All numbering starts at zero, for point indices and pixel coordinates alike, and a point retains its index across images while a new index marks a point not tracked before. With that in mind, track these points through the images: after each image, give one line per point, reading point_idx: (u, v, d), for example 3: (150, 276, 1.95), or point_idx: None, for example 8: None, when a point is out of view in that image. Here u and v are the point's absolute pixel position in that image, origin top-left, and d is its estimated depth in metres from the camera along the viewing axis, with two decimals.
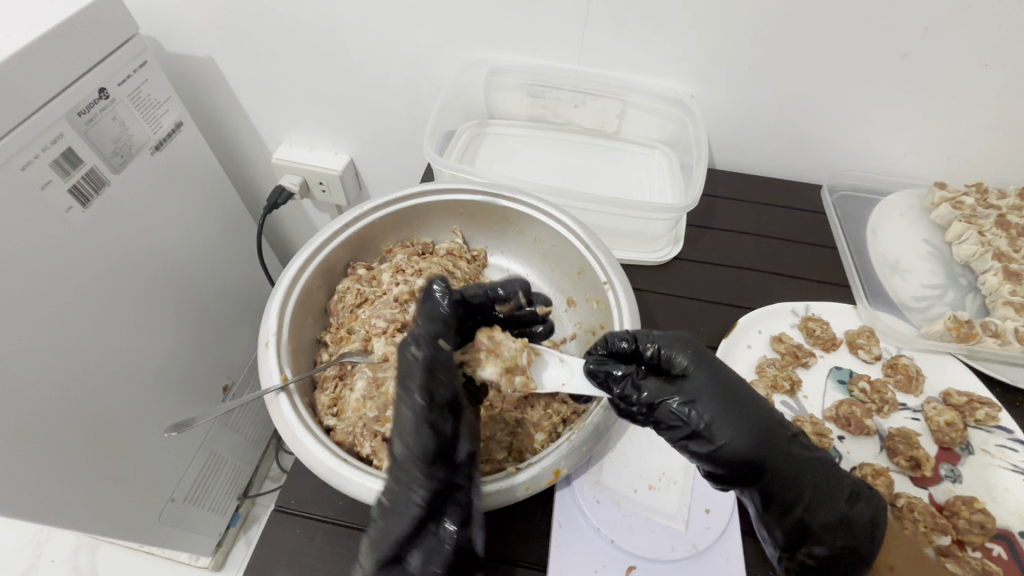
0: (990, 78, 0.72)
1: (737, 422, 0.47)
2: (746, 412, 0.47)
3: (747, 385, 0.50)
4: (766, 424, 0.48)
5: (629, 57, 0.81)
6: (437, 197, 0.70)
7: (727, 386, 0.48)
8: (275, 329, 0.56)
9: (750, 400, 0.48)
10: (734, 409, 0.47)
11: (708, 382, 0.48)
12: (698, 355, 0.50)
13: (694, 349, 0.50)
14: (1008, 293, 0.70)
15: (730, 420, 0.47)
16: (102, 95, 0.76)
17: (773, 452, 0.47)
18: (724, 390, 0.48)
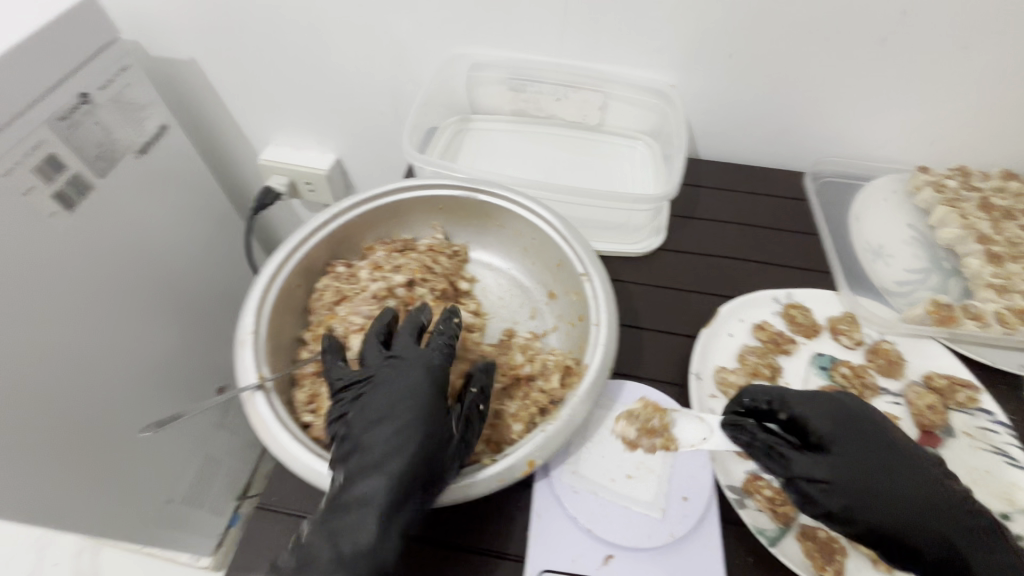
0: (970, 60, 0.71)
1: (871, 470, 0.49)
2: (880, 462, 0.50)
3: (894, 456, 0.51)
4: (907, 489, 0.49)
5: (610, 46, 0.80)
6: (416, 193, 0.71)
7: (862, 459, 0.50)
8: (252, 327, 0.56)
9: (888, 470, 0.50)
10: (869, 474, 0.49)
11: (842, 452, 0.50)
12: (836, 428, 0.52)
13: (833, 420, 0.52)
14: (989, 275, 0.70)
15: (864, 469, 0.49)
16: (84, 100, 0.76)
17: (908, 505, 0.48)
18: (860, 437, 0.51)
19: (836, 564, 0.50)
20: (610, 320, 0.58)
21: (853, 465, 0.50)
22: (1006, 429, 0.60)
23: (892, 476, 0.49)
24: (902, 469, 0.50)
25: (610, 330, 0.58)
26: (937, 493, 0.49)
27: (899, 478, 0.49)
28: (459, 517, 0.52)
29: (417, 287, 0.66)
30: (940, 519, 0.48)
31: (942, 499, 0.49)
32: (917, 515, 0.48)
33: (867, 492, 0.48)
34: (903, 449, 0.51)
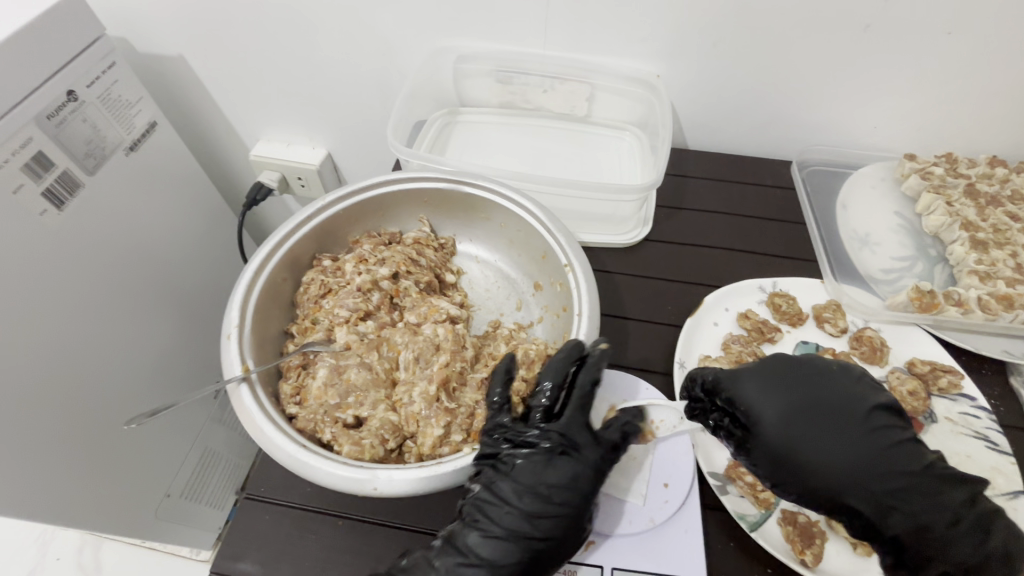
0: (955, 46, 0.71)
1: (806, 438, 0.49)
2: (818, 427, 0.50)
3: (838, 429, 0.50)
4: (856, 463, 0.48)
5: (595, 35, 0.80)
6: (402, 185, 0.71)
7: (801, 436, 0.50)
8: (237, 321, 0.57)
9: (830, 445, 0.49)
10: (807, 451, 0.49)
11: (778, 432, 0.50)
12: (772, 407, 0.51)
13: (770, 400, 0.51)
14: (973, 262, 0.70)
15: (799, 438, 0.49)
16: (71, 97, 0.76)
17: (846, 464, 0.48)
18: (795, 405, 0.51)
19: (816, 548, 0.50)
20: (592, 310, 0.59)
21: (786, 434, 0.50)
22: (987, 413, 0.60)
23: (836, 452, 0.49)
24: (842, 429, 0.50)
25: (591, 320, 0.58)
26: (874, 452, 0.49)
27: (836, 439, 0.49)
28: (439, 509, 0.54)
29: (402, 280, 0.67)
30: (880, 474, 0.48)
31: (884, 455, 0.49)
32: (855, 474, 0.48)
33: (800, 460, 0.49)
34: (855, 420, 0.50)
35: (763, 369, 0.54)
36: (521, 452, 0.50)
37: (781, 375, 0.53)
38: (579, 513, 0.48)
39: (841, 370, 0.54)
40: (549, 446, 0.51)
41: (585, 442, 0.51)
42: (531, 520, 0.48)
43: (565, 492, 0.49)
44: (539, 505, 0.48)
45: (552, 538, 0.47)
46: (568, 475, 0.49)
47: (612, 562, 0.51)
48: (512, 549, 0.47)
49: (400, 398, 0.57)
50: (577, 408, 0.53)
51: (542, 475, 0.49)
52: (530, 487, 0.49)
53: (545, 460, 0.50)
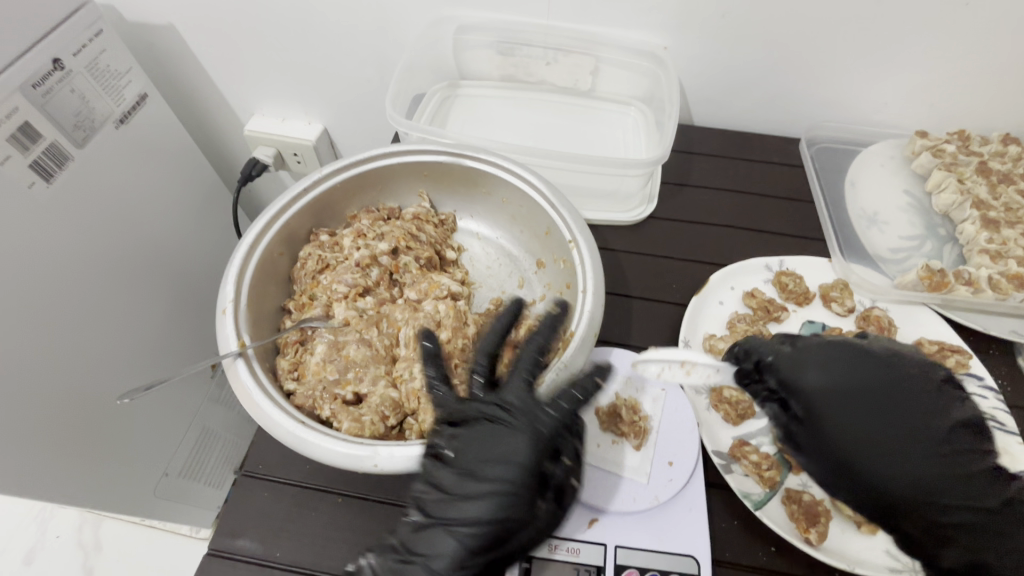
0: (973, 17, 0.69)
1: (871, 440, 0.48)
2: (880, 427, 0.48)
3: (903, 433, 0.48)
4: (917, 475, 0.47)
5: (600, 7, 0.77)
6: (401, 158, 0.69)
7: (856, 433, 0.48)
8: (232, 296, 0.55)
9: (887, 447, 0.47)
10: (861, 451, 0.47)
11: (833, 426, 0.48)
12: (830, 401, 0.49)
13: (830, 391, 0.49)
14: (984, 241, 0.69)
15: (864, 440, 0.48)
16: (57, 66, 0.73)
17: (891, 461, 0.47)
18: (857, 394, 0.49)
19: (820, 526, 0.50)
20: (597, 287, 0.57)
21: (850, 435, 0.48)
22: (993, 392, 0.59)
23: (898, 456, 0.47)
24: (908, 434, 0.48)
25: (596, 297, 0.57)
26: (941, 467, 0.47)
27: (892, 435, 0.48)
28: None
29: (402, 255, 0.65)
30: (929, 477, 0.47)
31: (949, 471, 0.47)
32: (914, 482, 0.46)
33: (857, 459, 0.47)
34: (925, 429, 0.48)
35: (832, 354, 0.51)
36: (458, 433, 0.49)
37: (850, 367, 0.50)
38: (520, 486, 0.46)
39: (919, 375, 0.50)
40: (486, 419, 0.50)
41: (521, 412, 0.49)
42: (467, 502, 0.46)
43: (499, 467, 0.47)
44: (472, 486, 0.47)
45: (488, 522, 0.45)
46: (502, 451, 0.48)
47: (615, 540, 0.50)
48: (448, 544, 0.45)
49: (400, 374, 0.56)
50: (517, 384, 0.51)
51: (478, 454, 0.48)
52: (465, 468, 0.48)
53: (483, 433, 0.49)
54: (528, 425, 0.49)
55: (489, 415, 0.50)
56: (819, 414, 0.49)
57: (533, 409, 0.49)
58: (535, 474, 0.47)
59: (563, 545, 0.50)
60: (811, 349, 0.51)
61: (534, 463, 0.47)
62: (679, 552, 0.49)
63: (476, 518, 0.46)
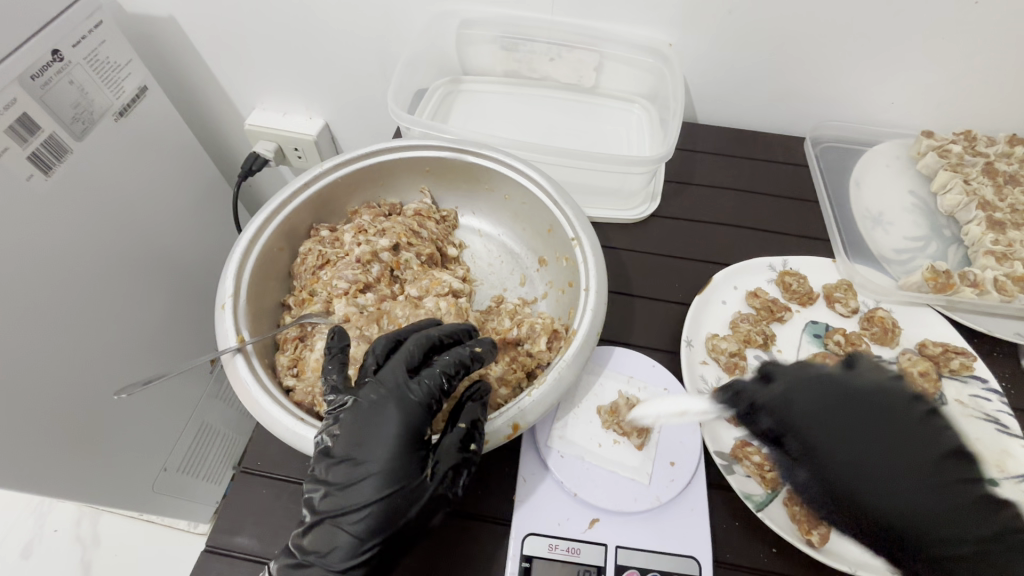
0: (982, 17, 0.68)
1: (856, 479, 0.44)
2: (861, 466, 0.44)
3: (882, 471, 0.43)
4: (910, 511, 0.42)
5: (604, 3, 0.77)
6: (403, 154, 0.68)
7: (840, 474, 0.45)
8: (232, 291, 0.55)
9: (869, 487, 0.43)
10: (849, 493, 0.44)
11: (820, 467, 0.46)
12: (811, 442, 0.46)
13: (808, 431, 0.46)
14: (990, 243, 0.68)
15: (850, 480, 0.44)
16: (56, 57, 0.73)
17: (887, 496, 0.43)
18: (834, 430, 0.46)
19: (823, 528, 0.49)
20: (600, 285, 0.57)
21: (837, 475, 0.45)
22: (998, 396, 0.59)
23: (885, 496, 0.43)
24: (892, 468, 0.43)
25: (599, 295, 0.56)
26: (932, 503, 0.42)
27: (878, 471, 0.44)
28: None
29: (403, 252, 0.65)
30: (929, 513, 0.42)
31: (942, 508, 0.41)
32: (908, 522, 0.42)
33: (850, 500, 0.44)
34: (905, 464, 0.43)
35: (814, 388, 0.48)
36: (337, 419, 0.47)
37: (823, 402, 0.47)
38: (401, 460, 0.45)
39: (895, 405, 0.46)
40: (356, 399, 0.48)
41: (390, 385, 0.48)
42: (347, 491, 0.45)
43: (374, 448, 0.46)
44: (349, 472, 0.45)
45: (375, 503, 0.44)
46: (377, 435, 0.46)
47: (616, 540, 0.50)
48: (342, 540, 0.44)
49: None
50: (396, 367, 0.49)
51: (350, 441, 0.46)
52: (339, 458, 0.46)
53: (357, 412, 0.47)
54: (398, 396, 0.47)
55: (363, 399, 0.47)
56: (807, 454, 0.46)
57: (404, 382, 0.48)
58: (417, 443, 0.46)
59: (563, 545, 0.49)
60: (789, 386, 0.48)
61: (412, 433, 0.46)
62: (680, 553, 0.49)
63: (357, 507, 0.44)
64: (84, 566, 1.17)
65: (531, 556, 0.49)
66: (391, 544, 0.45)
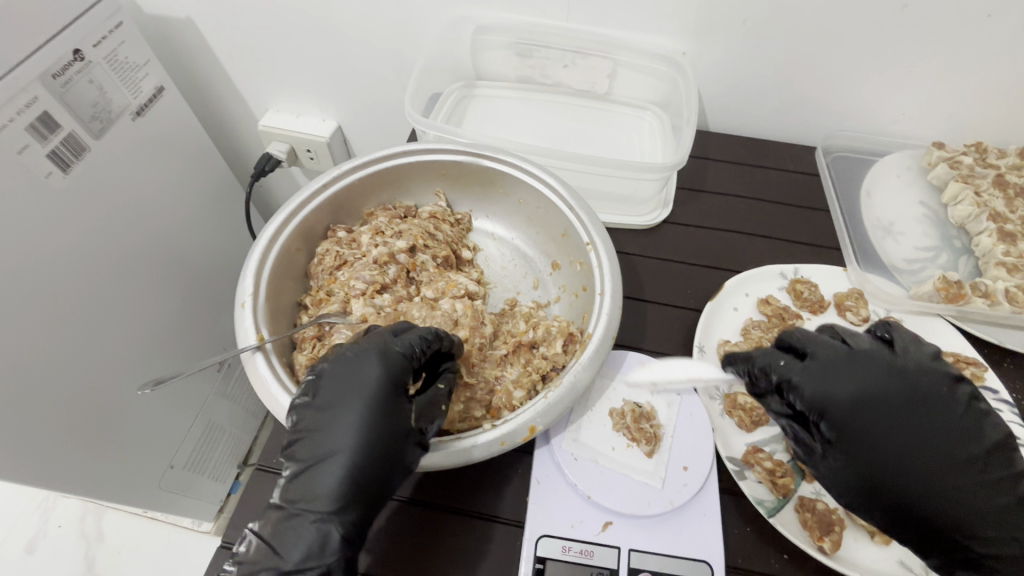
0: (994, 30, 0.69)
1: (896, 458, 0.47)
2: (899, 445, 0.47)
3: (921, 451, 0.47)
4: (949, 489, 0.46)
5: (619, 11, 0.78)
6: (419, 157, 0.69)
7: (878, 456, 0.47)
8: (251, 290, 0.55)
9: (909, 466, 0.47)
10: (879, 471, 0.47)
11: (854, 449, 0.48)
12: (850, 421, 0.48)
13: (849, 412, 0.48)
14: (1001, 254, 0.69)
15: (890, 458, 0.47)
16: (77, 56, 0.74)
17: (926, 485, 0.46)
18: (879, 412, 0.48)
19: (834, 535, 0.49)
20: (615, 289, 0.58)
21: (876, 453, 0.47)
22: (1008, 406, 0.59)
23: (923, 476, 0.46)
24: (932, 449, 0.47)
25: (613, 300, 0.57)
26: (969, 485, 0.46)
27: (918, 453, 0.47)
28: (458, 484, 0.53)
29: (419, 254, 0.65)
30: (960, 499, 0.46)
31: (973, 487, 0.46)
32: (945, 500, 0.46)
33: (888, 479, 0.47)
34: (941, 449, 0.47)
35: (858, 370, 0.50)
36: (318, 373, 0.49)
37: (873, 389, 0.49)
38: (381, 403, 0.47)
39: (945, 393, 0.49)
40: (338, 352, 0.50)
41: (371, 340, 0.50)
42: (327, 437, 0.46)
43: (352, 392, 0.47)
44: (328, 417, 0.46)
45: (358, 444, 0.45)
46: (354, 384, 0.47)
47: (628, 543, 0.50)
48: (326, 481, 0.45)
49: None
50: (381, 333, 0.52)
51: (332, 390, 0.47)
52: (320, 407, 0.47)
53: (338, 366, 0.49)
54: (380, 349, 0.49)
55: (343, 356, 0.49)
56: (834, 436, 0.49)
57: (385, 338, 0.50)
58: (397, 392, 0.48)
59: (576, 547, 0.50)
60: (829, 367, 0.50)
61: (390, 383, 0.48)
62: (693, 557, 0.49)
63: (336, 453, 0.45)
64: (88, 563, 1.18)
65: (544, 557, 0.49)
66: (372, 489, 0.45)
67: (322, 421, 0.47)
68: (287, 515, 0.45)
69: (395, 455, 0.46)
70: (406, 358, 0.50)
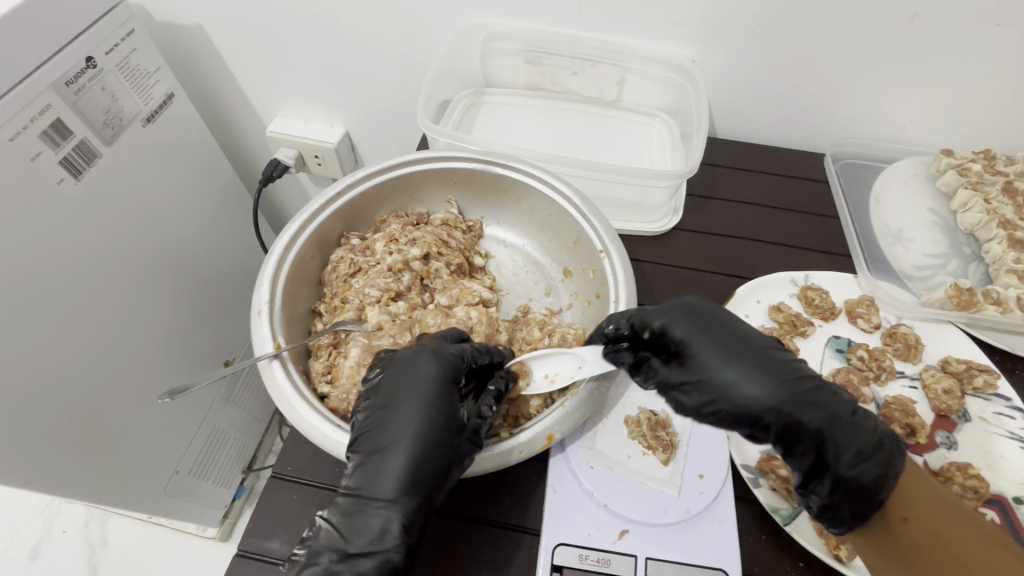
0: (1001, 39, 0.69)
1: (745, 370, 0.48)
2: (744, 355, 0.48)
3: (757, 351, 0.49)
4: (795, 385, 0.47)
5: (628, 21, 0.79)
6: (432, 165, 0.69)
7: (743, 367, 0.48)
8: (268, 297, 0.55)
9: (760, 367, 0.48)
10: (743, 387, 0.47)
11: (712, 365, 0.48)
12: (697, 334, 0.50)
13: (694, 327, 0.50)
14: (1012, 261, 0.69)
15: (740, 373, 0.48)
16: (90, 64, 0.74)
17: (790, 401, 0.47)
18: (716, 329, 0.50)
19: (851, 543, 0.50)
20: (629, 297, 0.58)
21: (729, 370, 0.48)
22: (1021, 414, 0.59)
23: (769, 379, 0.47)
24: (763, 351, 0.49)
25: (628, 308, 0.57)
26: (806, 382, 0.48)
27: (753, 357, 0.48)
28: (474, 492, 0.53)
29: (433, 261, 0.66)
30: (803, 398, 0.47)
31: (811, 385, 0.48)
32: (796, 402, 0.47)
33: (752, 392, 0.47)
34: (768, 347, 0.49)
35: (694, 305, 0.52)
36: (379, 375, 0.50)
37: (705, 315, 0.51)
38: (437, 399, 0.48)
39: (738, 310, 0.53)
40: (397, 355, 0.51)
41: (426, 343, 0.52)
42: (387, 430, 0.47)
43: (411, 388, 0.48)
44: (386, 412, 0.47)
45: (416, 436, 0.46)
46: (412, 382, 0.48)
47: (645, 552, 0.50)
48: (390, 469, 0.45)
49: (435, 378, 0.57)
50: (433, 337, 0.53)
51: (392, 388, 0.48)
52: (383, 404, 0.48)
53: (394, 366, 0.50)
54: (433, 349, 0.50)
55: (401, 355, 0.51)
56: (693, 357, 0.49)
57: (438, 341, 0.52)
58: (452, 389, 0.49)
59: (593, 556, 0.50)
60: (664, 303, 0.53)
61: (445, 381, 0.49)
62: (710, 566, 0.49)
63: (397, 445, 0.46)
64: (92, 568, 1.17)
65: (561, 565, 0.49)
66: (432, 481, 0.45)
67: (382, 418, 0.47)
68: (349, 507, 0.45)
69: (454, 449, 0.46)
70: (460, 357, 0.51)
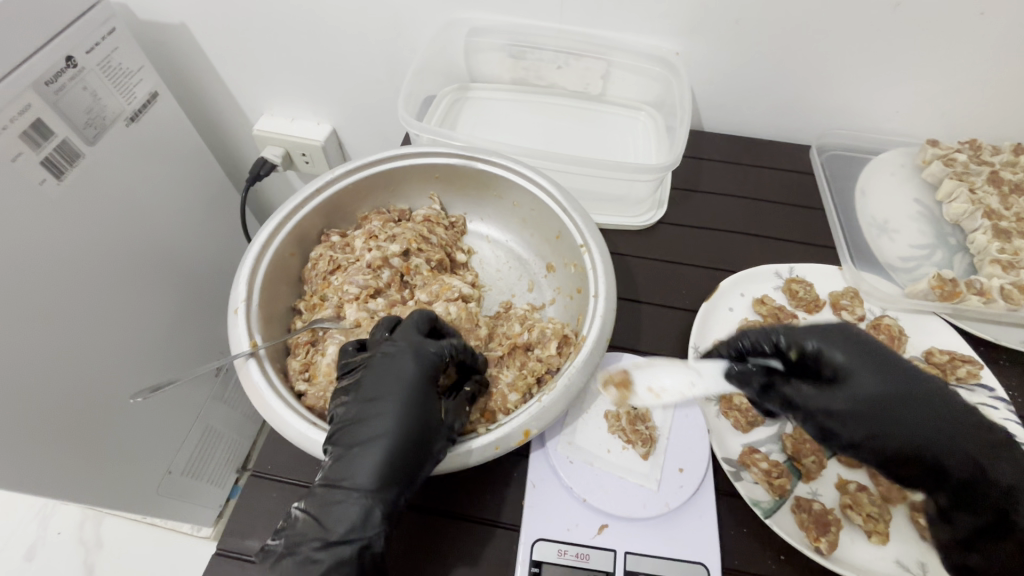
0: (985, 28, 0.69)
1: (899, 399, 0.48)
2: (894, 382, 0.49)
3: (907, 377, 0.49)
4: (942, 411, 0.48)
5: (611, 13, 0.78)
6: (413, 160, 0.69)
7: (892, 391, 0.48)
8: (244, 295, 0.55)
9: (908, 392, 0.48)
10: (889, 414, 0.48)
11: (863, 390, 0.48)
12: (853, 356, 0.50)
13: (849, 349, 0.50)
14: (996, 251, 0.68)
15: (893, 402, 0.48)
16: (70, 63, 0.74)
17: (936, 420, 0.48)
18: (869, 353, 0.50)
19: (831, 535, 0.49)
20: (609, 291, 0.58)
21: (884, 398, 0.48)
22: (1004, 404, 0.59)
23: (919, 409, 0.48)
24: (903, 377, 0.49)
25: (608, 302, 0.57)
26: (953, 410, 0.48)
27: (905, 385, 0.49)
28: (452, 489, 0.53)
29: (413, 257, 0.65)
30: (946, 427, 0.48)
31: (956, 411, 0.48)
32: (948, 434, 0.47)
33: (904, 420, 0.48)
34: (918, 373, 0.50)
35: (837, 328, 0.52)
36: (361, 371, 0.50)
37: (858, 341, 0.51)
38: (418, 394, 0.48)
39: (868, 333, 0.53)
40: (376, 351, 0.51)
41: (404, 337, 0.51)
42: (365, 424, 0.47)
43: (393, 382, 0.48)
44: (364, 406, 0.47)
45: (395, 429, 0.46)
46: (393, 376, 0.49)
47: (623, 546, 0.50)
48: (366, 462, 0.45)
49: None
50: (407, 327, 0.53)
51: (374, 383, 0.49)
52: (365, 398, 0.48)
53: (375, 363, 0.50)
54: (412, 347, 0.50)
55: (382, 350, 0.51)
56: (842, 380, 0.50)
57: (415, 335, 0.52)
58: (431, 384, 0.49)
59: (572, 551, 0.50)
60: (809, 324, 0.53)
61: (425, 376, 0.49)
62: (690, 559, 0.49)
63: (375, 437, 0.46)
64: (87, 569, 1.17)
65: (540, 561, 0.49)
66: (410, 472, 0.46)
67: (360, 412, 0.47)
68: (326, 498, 0.45)
69: (431, 441, 0.47)
70: (440, 351, 0.51)
